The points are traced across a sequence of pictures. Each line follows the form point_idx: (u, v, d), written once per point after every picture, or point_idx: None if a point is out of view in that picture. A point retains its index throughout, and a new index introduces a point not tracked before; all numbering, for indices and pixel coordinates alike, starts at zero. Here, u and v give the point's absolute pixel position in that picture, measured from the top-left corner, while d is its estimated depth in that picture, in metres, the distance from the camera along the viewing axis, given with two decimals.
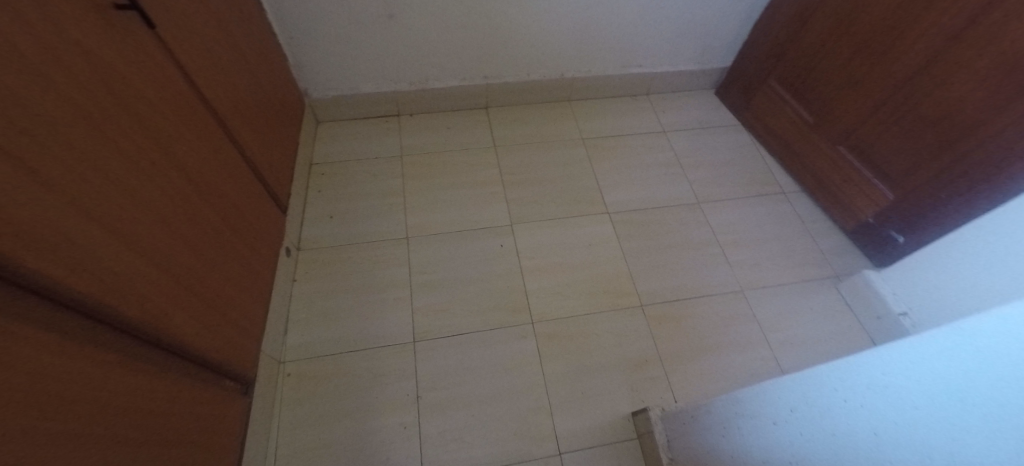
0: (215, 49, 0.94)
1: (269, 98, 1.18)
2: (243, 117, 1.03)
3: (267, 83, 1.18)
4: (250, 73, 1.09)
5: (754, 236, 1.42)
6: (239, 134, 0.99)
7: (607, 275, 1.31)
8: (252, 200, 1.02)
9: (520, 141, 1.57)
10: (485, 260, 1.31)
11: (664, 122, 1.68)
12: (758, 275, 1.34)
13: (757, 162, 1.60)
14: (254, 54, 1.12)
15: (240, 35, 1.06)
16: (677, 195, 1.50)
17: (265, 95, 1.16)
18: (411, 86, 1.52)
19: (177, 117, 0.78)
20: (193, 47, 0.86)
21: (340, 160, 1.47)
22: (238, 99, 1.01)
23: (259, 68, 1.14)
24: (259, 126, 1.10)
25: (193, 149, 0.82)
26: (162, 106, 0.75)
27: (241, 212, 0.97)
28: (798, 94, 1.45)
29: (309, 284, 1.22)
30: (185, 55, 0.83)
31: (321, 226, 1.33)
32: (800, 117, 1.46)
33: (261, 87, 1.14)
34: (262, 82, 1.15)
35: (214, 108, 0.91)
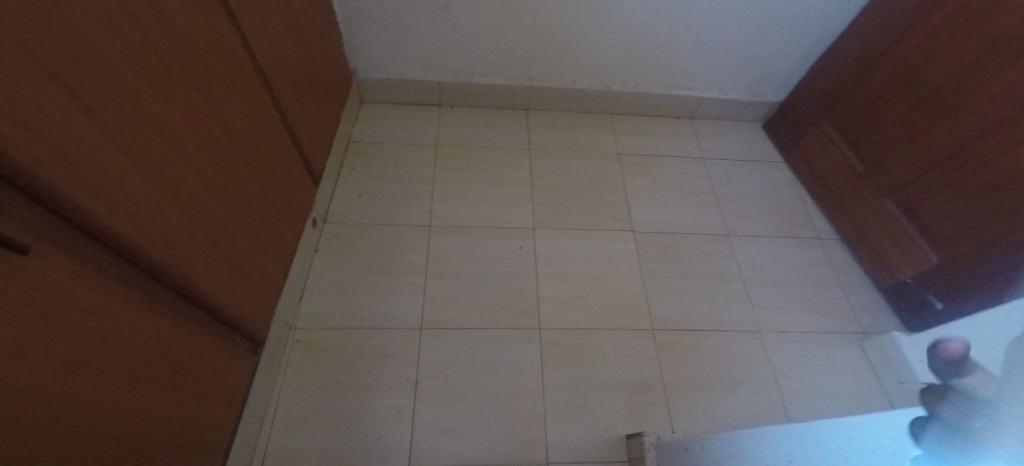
0: (277, 20, 0.98)
1: (319, 73, 1.22)
2: (292, 88, 1.06)
3: (320, 58, 1.22)
4: (306, 47, 1.13)
5: (781, 278, 1.38)
6: (286, 104, 1.03)
7: (623, 294, 1.29)
8: (289, 169, 1.06)
9: (555, 147, 1.57)
10: (502, 260, 1.31)
11: (705, 148, 1.64)
12: (779, 318, 1.30)
13: (796, 203, 1.54)
14: (311, 29, 1.16)
15: (302, 10, 1.10)
16: (706, 224, 1.46)
17: (316, 70, 1.20)
18: (456, 79, 1.54)
19: (230, 80, 0.82)
20: (256, 16, 0.90)
21: (377, 142, 1.51)
22: (290, 71, 1.05)
23: (314, 43, 1.18)
24: (306, 98, 1.14)
25: (242, 114, 0.86)
26: (219, 67, 0.79)
27: (278, 178, 1.01)
28: (849, 139, 1.39)
29: (330, 257, 1.26)
30: (248, 23, 0.87)
31: (349, 202, 1.36)
32: (848, 163, 1.40)
33: (314, 62, 1.18)
34: (315, 57, 1.18)
35: (267, 76, 0.95)
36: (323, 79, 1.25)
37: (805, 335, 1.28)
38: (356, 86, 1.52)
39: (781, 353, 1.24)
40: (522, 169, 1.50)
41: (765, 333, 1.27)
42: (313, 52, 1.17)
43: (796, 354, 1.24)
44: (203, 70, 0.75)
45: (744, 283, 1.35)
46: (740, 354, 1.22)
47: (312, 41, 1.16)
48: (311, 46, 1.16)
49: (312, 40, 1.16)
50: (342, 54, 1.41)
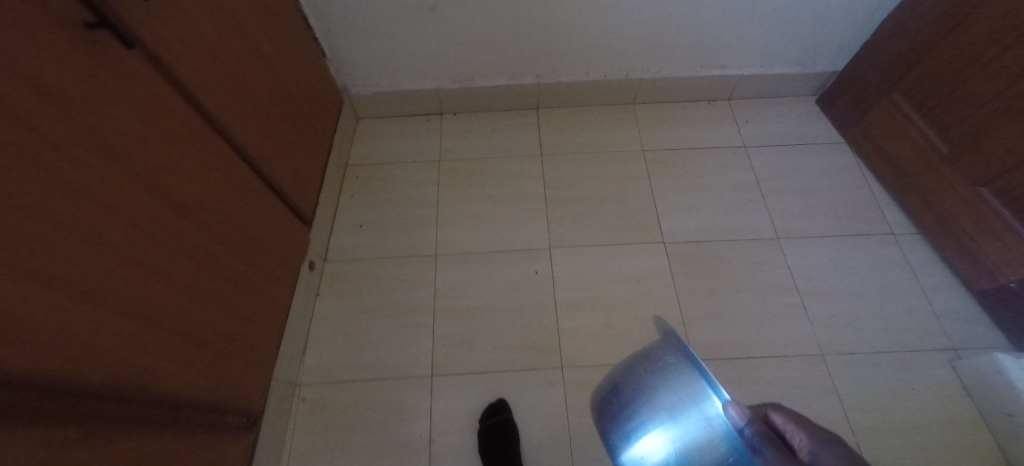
0: (238, 59, 0.86)
1: (298, 105, 1.10)
2: (265, 131, 0.95)
3: (297, 88, 1.10)
4: (278, 79, 1.01)
5: (846, 287, 1.17)
6: (260, 151, 0.92)
7: (655, 320, 1.13)
8: (270, 223, 0.95)
9: (570, 151, 1.40)
10: (517, 289, 1.19)
11: (746, 134, 1.42)
12: (846, 338, 1.10)
13: (860, 192, 1.31)
14: (282, 57, 1.03)
15: (268, 38, 0.97)
16: (751, 227, 1.26)
17: (294, 103, 1.08)
18: (455, 85, 1.38)
19: (178, 148, 0.69)
20: (210, 63, 0.78)
21: (376, 163, 1.39)
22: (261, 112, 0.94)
23: (289, 73, 1.06)
24: (284, 138, 1.03)
25: (199, 182, 0.73)
26: (160, 138, 0.66)
27: (257, 238, 0.90)
28: (933, 115, 1.14)
29: (332, 300, 1.18)
30: (200, 73, 0.75)
31: (350, 236, 1.27)
32: (930, 144, 1.15)
33: (290, 95, 1.06)
34: (291, 89, 1.07)
35: (231, 127, 0.83)
36: (303, 111, 1.13)
37: (880, 358, 1.07)
38: (349, 104, 1.40)
39: (851, 383, 1.05)
40: (534, 180, 1.35)
41: (829, 357, 1.08)
42: (287, 84, 1.05)
43: (870, 383, 1.05)
44: (137, 148, 0.62)
45: (801, 296, 1.16)
46: (798, 385, 1.05)
47: (285, 71, 1.04)
48: (285, 78, 1.04)
49: (285, 70, 1.04)
50: (328, 73, 1.28)
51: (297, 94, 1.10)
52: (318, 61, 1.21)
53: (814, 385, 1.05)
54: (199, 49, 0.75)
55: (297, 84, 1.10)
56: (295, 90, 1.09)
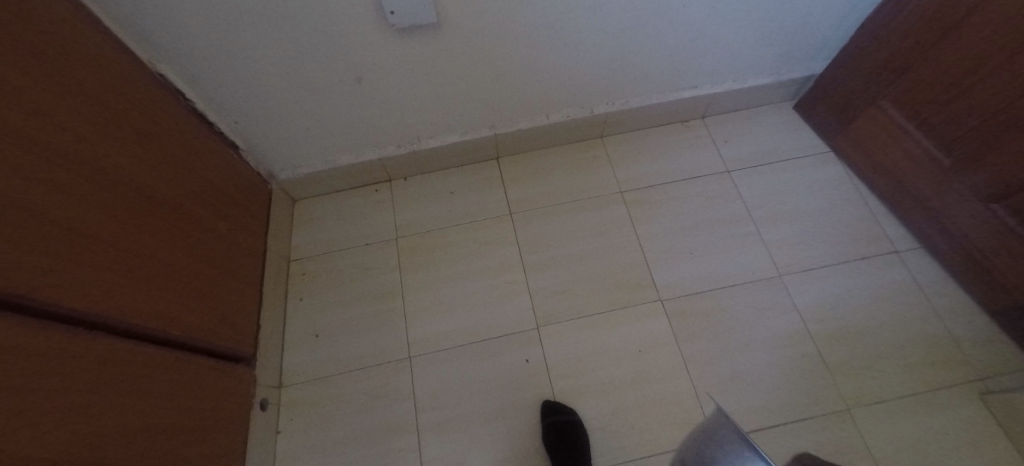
0: (124, 218, 0.67)
1: (214, 226, 0.90)
2: (175, 284, 0.76)
3: (209, 205, 0.90)
4: (184, 209, 0.82)
5: (859, 322, 1.08)
6: (170, 314, 0.74)
7: (665, 398, 1.02)
8: (198, 394, 0.77)
9: (541, 205, 1.24)
10: (506, 384, 1.05)
11: (727, 156, 1.29)
12: (870, 385, 1.01)
13: (856, 207, 1.21)
14: (185, 179, 0.83)
15: (160, 166, 0.78)
16: (749, 267, 1.15)
17: (208, 225, 0.88)
18: (399, 150, 1.20)
19: (63, 394, 0.52)
20: (81, 249, 0.59)
21: (323, 252, 1.21)
22: (164, 264, 0.75)
23: (196, 193, 0.86)
24: (199, 277, 0.83)
25: (92, 425, 0.56)
26: (37, 399, 0.49)
27: (182, 424, 0.72)
28: (929, 126, 1.03)
29: (297, 437, 1.01)
30: (67, 272, 0.56)
31: (307, 351, 1.10)
32: (928, 156, 1.05)
33: (200, 220, 0.86)
34: (202, 211, 0.87)
35: (126, 312, 0.64)
36: (223, 227, 0.93)
37: (905, 402, 0.99)
38: (280, 190, 1.20)
39: (881, 437, 0.96)
40: (507, 246, 1.20)
41: (855, 410, 0.99)
42: (195, 208, 0.85)
43: (902, 433, 0.96)
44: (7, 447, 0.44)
45: (815, 342, 1.06)
46: (829, 450, 0.96)
47: (190, 193, 0.84)
48: (191, 203, 0.84)
49: (190, 193, 0.84)
50: (246, 165, 1.07)
51: (210, 213, 0.90)
52: (229, 157, 1.00)
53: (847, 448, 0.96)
54: (60, 240, 0.56)
55: (208, 200, 0.90)
56: (208, 209, 0.89)
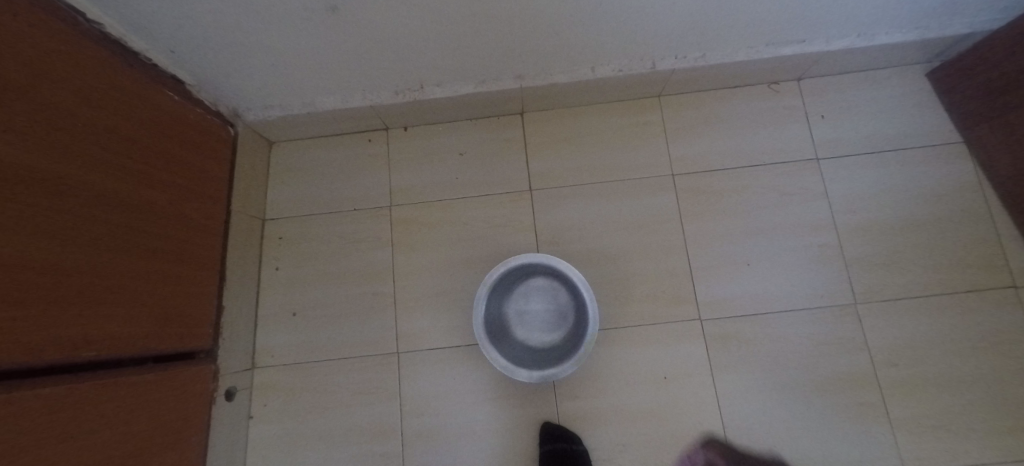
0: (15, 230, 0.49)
1: (149, 202, 0.70)
2: (92, 294, 0.59)
3: (141, 174, 0.69)
4: (108, 189, 0.62)
5: (942, 372, 0.90)
6: (84, 334, 0.58)
7: (689, 435, 0.89)
8: (138, 417, 0.65)
9: (570, 181, 1.00)
10: (506, 396, 0.92)
11: (820, 138, 0.99)
12: (938, 448, 0.87)
13: (974, 226, 0.94)
14: (110, 147, 0.63)
15: (72, 134, 0.57)
16: (817, 289, 0.94)
17: (140, 203, 0.68)
18: (397, 97, 0.94)
19: None
20: None
21: (304, 214, 1.02)
22: (79, 270, 0.57)
23: (118, 162, 0.64)
24: (128, 273, 0.66)
25: None
26: None
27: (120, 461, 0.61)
28: None
29: (271, 425, 0.93)
30: None
31: (283, 329, 0.97)
32: None
33: (126, 198, 0.65)
34: (128, 186, 0.66)
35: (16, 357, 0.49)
36: (163, 200, 0.73)
37: None
38: (249, 134, 0.98)
39: None
40: (522, 232, 0.98)
41: None
42: (118, 184, 0.64)
43: None
44: None
45: (883, 391, 0.90)
46: None
47: (110, 164, 0.63)
48: (111, 178, 0.63)
49: (110, 164, 0.63)
50: (196, 106, 0.83)
51: (142, 184, 0.69)
52: (168, 100, 0.76)
53: None
54: None
55: (138, 168, 0.68)
56: (138, 180, 0.68)
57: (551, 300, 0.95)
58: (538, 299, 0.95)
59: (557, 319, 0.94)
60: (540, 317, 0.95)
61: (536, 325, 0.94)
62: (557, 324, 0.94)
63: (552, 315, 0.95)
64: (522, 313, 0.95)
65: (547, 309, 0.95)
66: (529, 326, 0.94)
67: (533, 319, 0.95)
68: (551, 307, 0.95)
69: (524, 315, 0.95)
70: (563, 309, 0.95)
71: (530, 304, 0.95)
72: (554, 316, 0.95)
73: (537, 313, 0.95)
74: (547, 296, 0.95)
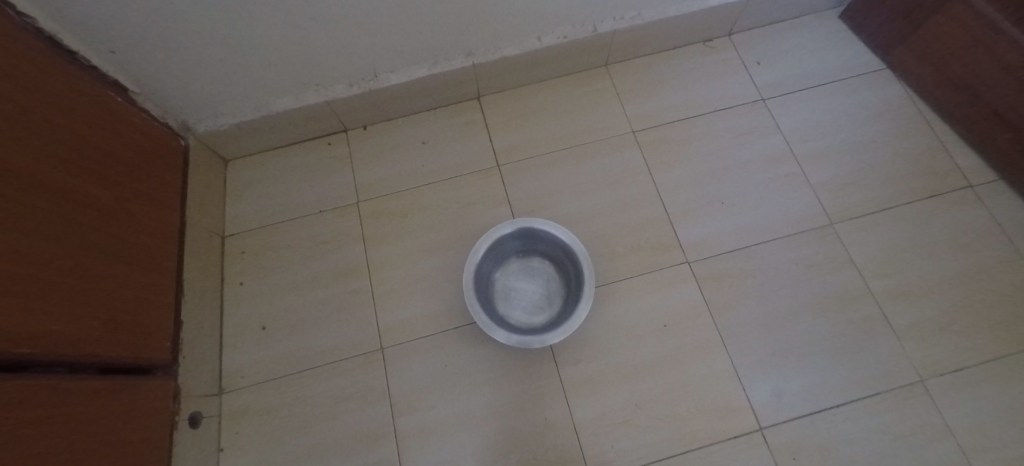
0: None
1: (91, 196, 0.65)
2: (32, 284, 0.53)
3: (82, 167, 0.64)
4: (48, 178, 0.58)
5: (929, 274, 0.89)
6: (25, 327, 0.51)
7: (703, 380, 0.84)
8: (81, 429, 0.56)
9: (535, 152, 1.00)
10: (504, 375, 0.85)
11: (761, 81, 1.06)
12: (948, 350, 0.84)
13: (918, 137, 1.00)
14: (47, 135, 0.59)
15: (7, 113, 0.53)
16: (793, 216, 0.95)
17: (81, 195, 0.63)
18: (353, 89, 0.94)
19: None
20: None
21: (267, 224, 0.98)
22: (17, 255, 0.52)
23: (54, 148, 0.60)
24: (70, 268, 0.59)
25: None
26: None
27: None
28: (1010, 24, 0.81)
29: (245, 454, 0.82)
30: None
31: (252, 346, 0.89)
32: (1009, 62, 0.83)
33: (64, 188, 0.60)
34: (66, 176, 0.61)
35: None
36: (108, 197, 0.68)
37: (990, 369, 0.83)
38: (203, 148, 0.94)
39: (963, 414, 0.80)
40: (497, 206, 0.97)
41: (929, 382, 0.82)
42: (56, 172, 0.59)
43: (982, 406, 0.80)
44: None
45: (878, 300, 0.88)
46: (901, 435, 0.80)
47: (45, 148, 0.58)
48: (47, 165, 0.58)
49: (45, 149, 0.58)
50: (141, 111, 0.80)
51: (82, 177, 0.64)
52: (108, 101, 0.73)
53: (920, 428, 0.80)
54: None
55: (78, 160, 0.64)
56: (78, 172, 0.63)
57: (542, 283, 0.91)
58: (531, 280, 0.91)
59: (542, 303, 0.90)
60: (528, 298, 0.90)
61: (521, 303, 0.89)
62: (541, 308, 0.89)
63: (539, 299, 0.90)
64: (511, 288, 0.90)
65: (536, 292, 0.90)
66: (512, 302, 0.90)
67: (520, 297, 0.90)
68: (541, 292, 0.90)
69: (512, 290, 0.90)
70: (552, 297, 0.90)
71: (521, 282, 0.91)
72: (541, 300, 0.90)
73: (525, 293, 0.90)
74: (541, 280, 0.91)
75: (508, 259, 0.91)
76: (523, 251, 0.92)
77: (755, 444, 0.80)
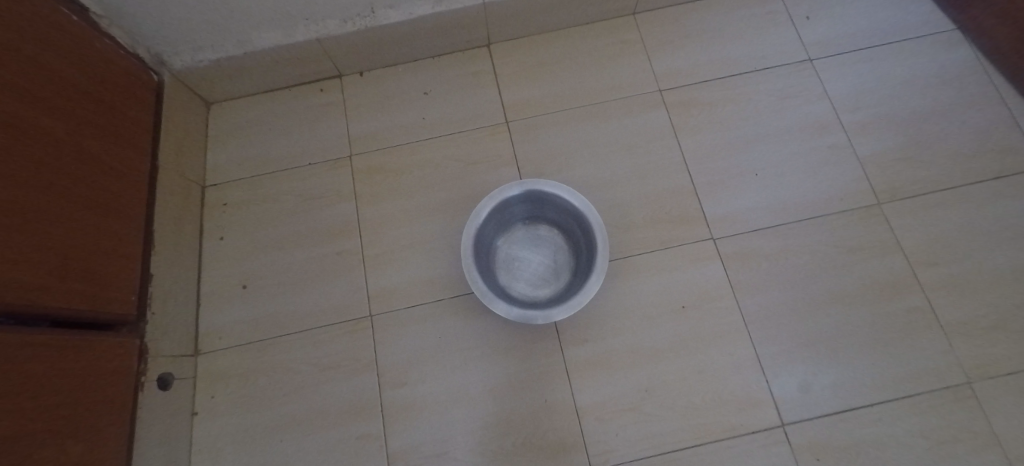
0: None
1: (52, 130, 0.56)
2: None
3: (39, 94, 0.55)
4: (6, 103, 0.49)
5: (987, 266, 0.79)
6: None
7: (722, 369, 0.76)
8: (35, 388, 0.49)
9: (549, 108, 0.90)
10: (502, 350, 0.78)
11: (808, 39, 0.93)
12: (1003, 351, 0.75)
13: (987, 109, 0.87)
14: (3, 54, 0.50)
15: None
16: (835, 192, 0.84)
17: (40, 128, 0.54)
18: (347, 27, 0.84)
19: None
20: None
21: (250, 175, 0.89)
22: None
23: (3, 67, 0.50)
24: (27, 209, 0.51)
25: None
26: None
27: (8, 442, 0.44)
28: None
29: (221, 420, 0.76)
30: None
31: (231, 306, 0.82)
32: None
33: (23, 118, 0.52)
34: (26, 104, 0.53)
35: None
36: (66, 131, 0.59)
37: None
38: (180, 87, 0.86)
39: (1014, 423, 0.71)
40: (503, 166, 0.87)
41: (978, 385, 0.73)
42: (16, 101, 0.51)
43: None
44: None
45: (926, 292, 0.78)
46: (942, 442, 0.71)
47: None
48: (6, 90, 0.50)
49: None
50: (102, 36, 0.70)
51: (41, 107, 0.55)
52: (63, 20, 0.63)
53: (966, 436, 0.71)
54: None
55: (34, 85, 0.54)
56: (35, 99, 0.54)
57: (549, 254, 0.82)
58: (536, 251, 0.82)
59: (548, 276, 0.81)
60: (532, 269, 0.82)
61: (524, 275, 0.81)
62: (546, 281, 0.81)
63: (544, 271, 0.82)
64: (515, 258, 0.82)
65: (541, 263, 0.82)
66: (515, 273, 0.81)
67: (523, 267, 0.82)
68: (546, 263, 0.82)
69: (515, 260, 0.82)
70: (560, 269, 0.81)
71: (525, 251, 0.82)
72: (546, 272, 0.82)
73: (529, 264, 0.82)
74: (548, 249, 0.82)
75: (512, 225, 0.83)
76: (530, 218, 0.83)
77: (776, 441, 0.72)
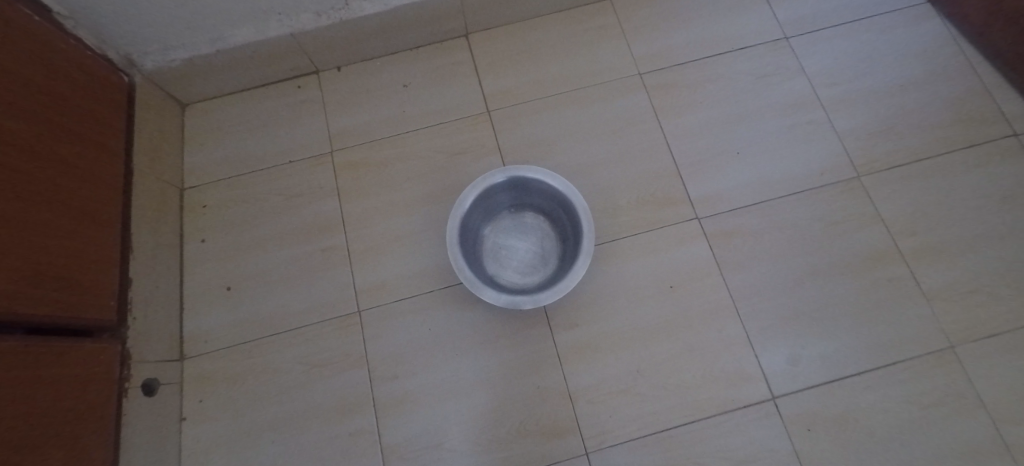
0: None
1: (20, 135, 0.54)
2: None
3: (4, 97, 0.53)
4: None
5: (965, 233, 0.81)
6: None
7: (711, 346, 0.76)
8: (14, 396, 0.47)
9: (531, 96, 0.90)
10: (493, 338, 0.78)
11: (784, 17, 0.94)
12: (983, 315, 0.76)
13: (959, 80, 0.89)
14: None
15: None
16: (815, 167, 0.85)
17: (7, 131, 0.52)
18: (321, 20, 0.83)
19: None
20: None
21: (229, 175, 0.88)
22: None
23: None
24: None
25: None
26: None
27: None
28: None
29: (210, 424, 0.75)
30: None
31: (215, 309, 0.81)
32: None
33: None
34: None
35: None
36: (35, 134, 0.57)
37: None
38: (152, 88, 0.84)
39: (995, 383, 0.73)
40: (486, 156, 0.87)
41: (960, 349, 0.75)
42: None
43: (1015, 374, 0.73)
44: None
45: (908, 260, 0.80)
46: (927, 406, 0.72)
47: None
48: None
49: None
50: (68, 37, 0.69)
51: (7, 108, 0.53)
52: (26, 20, 0.61)
53: (950, 399, 0.72)
54: None
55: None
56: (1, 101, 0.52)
57: (535, 241, 0.82)
58: (524, 238, 0.82)
59: (536, 263, 0.81)
60: (520, 257, 0.81)
61: (513, 263, 0.81)
62: (534, 269, 0.81)
63: (532, 258, 0.81)
64: (502, 246, 0.82)
65: (529, 251, 0.82)
66: (503, 262, 0.81)
67: (512, 256, 0.81)
68: (534, 250, 0.82)
69: (503, 249, 0.82)
70: (547, 256, 0.81)
71: (512, 239, 0.82)
72: (534, 259, 0.81)
73: (517, 252, 0.82)
74: (535, 237, 0.82)
75: (499, 214, 0.82)
76: (516, 206, 0.82)
77: (767, 414, 0.73)
